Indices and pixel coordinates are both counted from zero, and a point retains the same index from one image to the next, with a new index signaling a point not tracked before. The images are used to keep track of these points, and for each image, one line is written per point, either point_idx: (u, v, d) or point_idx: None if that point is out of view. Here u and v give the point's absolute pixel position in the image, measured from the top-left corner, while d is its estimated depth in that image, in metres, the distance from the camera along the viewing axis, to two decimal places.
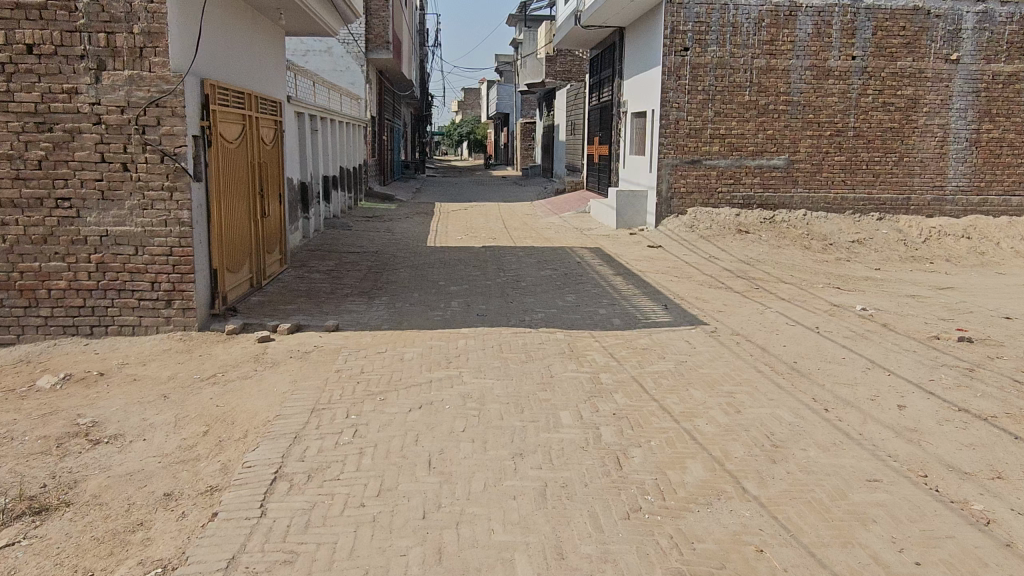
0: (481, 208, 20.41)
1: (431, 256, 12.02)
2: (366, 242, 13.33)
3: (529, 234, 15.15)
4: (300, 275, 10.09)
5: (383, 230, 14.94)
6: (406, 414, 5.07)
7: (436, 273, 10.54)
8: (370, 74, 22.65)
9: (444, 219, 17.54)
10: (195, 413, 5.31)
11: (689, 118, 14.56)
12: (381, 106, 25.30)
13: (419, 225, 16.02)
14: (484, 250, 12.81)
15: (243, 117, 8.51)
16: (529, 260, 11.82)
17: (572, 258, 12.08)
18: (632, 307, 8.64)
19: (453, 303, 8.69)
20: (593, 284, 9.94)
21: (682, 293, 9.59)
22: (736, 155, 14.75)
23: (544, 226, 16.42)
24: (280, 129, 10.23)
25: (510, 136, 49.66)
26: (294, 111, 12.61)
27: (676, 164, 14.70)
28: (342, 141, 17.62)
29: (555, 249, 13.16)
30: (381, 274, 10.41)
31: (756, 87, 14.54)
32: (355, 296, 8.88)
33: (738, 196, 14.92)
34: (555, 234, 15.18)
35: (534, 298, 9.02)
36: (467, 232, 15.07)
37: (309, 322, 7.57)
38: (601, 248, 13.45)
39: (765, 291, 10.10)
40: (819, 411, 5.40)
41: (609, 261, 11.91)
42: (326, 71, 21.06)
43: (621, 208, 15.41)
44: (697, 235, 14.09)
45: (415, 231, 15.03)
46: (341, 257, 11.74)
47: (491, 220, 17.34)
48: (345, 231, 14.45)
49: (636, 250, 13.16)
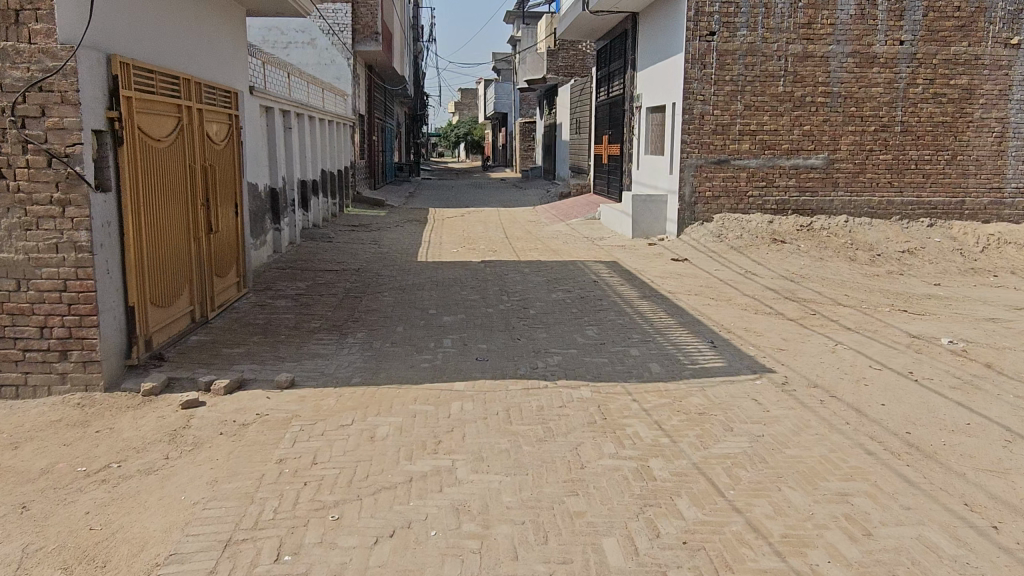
0: (479, 214, 18.64)
1: (421, 275, 10.24)
2: (346, 258, 11.55)
3: (534, 245, 13.36)
4: (261, 303, 8.31)
5: (369, 242, 13.15)
6: (369, 554, 3.30)
7: (426, 299, 8.76)
8: (358, 69, 20.91)
9: (438, 227, 15.76)
10: (56, 543, 3.54)
11: (716, 112, 12.80)
12: (371, 104, 23.53)
13: (410, 235, 14.25)
14: (484, 267, 11.05)
15: (179, 108, 6.72)
16: (537, 280, 10.06)
17: (587, 276, 10.33)
18: (671, 344, 6.89)
19: (445, 341, 6.92)
20: (617, 312, 8.19)
21: (728, 323, 7.83)
22: (769, 154, 12.99)
23: (551, 235, 14.65)
24: (235, 126, 8.45)
25: (508, 137, 47.93)
26: (262, 106, 10.80)
27: (701, 164, 12.93)
28: (324, 142, 15.83)
29: (566, 263, 11.38)
30: (359, 300, 8.63)
31: (792, 77, 12.80)
32: (323, 332, 7.11)
33: (770, 200, 13.16)
34: (563, 245, 13.41)
35: (547, 333, 7.26)
36: (464, 243, 13.29)
37: (257, 374, 5.79)
38: (618, 262, 11.68)
39: (825, 319, 8.32)
40: (986, 531, 3.63)
41: (630, 279, 10.15)
42: (309, 65, 19.27)
43: (638, 214, 13.64)
44: (726, 246, 12.34)
45: (405, 243, 13.24)
46: (314, 277, 9.95)
47: (490, 229, 15.58)
48: (325, 244, 12.66)
49: (659, 264, 11.41)
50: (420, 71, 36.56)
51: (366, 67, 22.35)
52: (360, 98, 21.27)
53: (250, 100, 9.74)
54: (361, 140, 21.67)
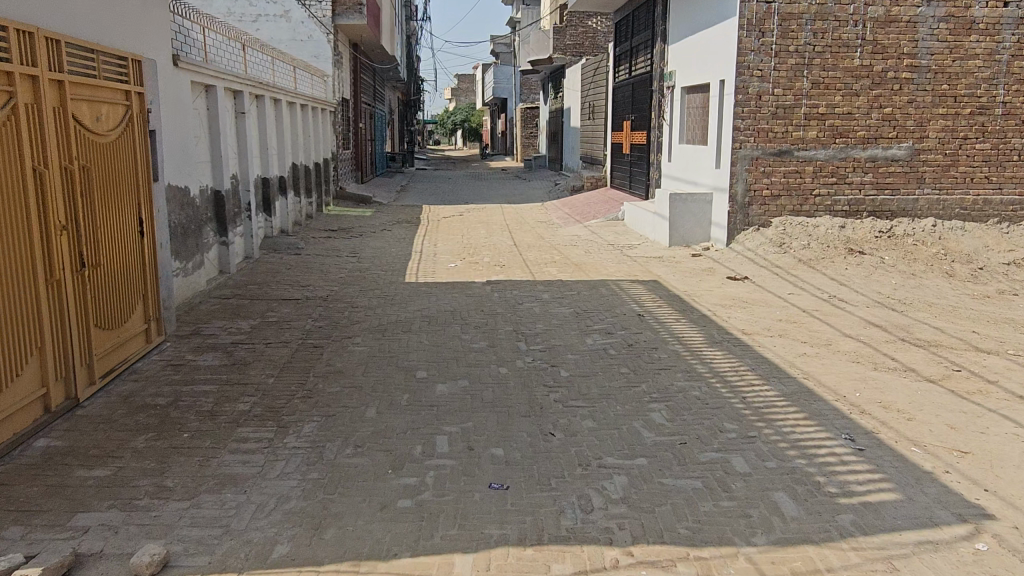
0: (480, 213, 16.11)
1: (408, 306, 7.74)
2: (314, 278, 9.05)
3: (551, 256, 10.87)
4: (176, 363, 5.82)
5: (346, 254, 10.65)
6: None
7: (412, 349, 6.27)
8: (341, 47, 18.30)
9: (433, 231, 13.23)
10: None
11: (777, 91, 10.27)
12: (358, 87, 20.95)
13: (398, 243, 11.75)
14: (489, 291, 8.55)
15: (7, 76, 4.15)
16: (561, 313, 7.57)
17: (627, 305, 7.85)
18: (789, 444, 4.42)
19: (438, 442, 4.45)
20: (685, 373, 5.70)
21: (852, 394, 5.36)
22: (840, 143, 10.50)
23: (569, 241, 12.16)
24: (138, 107, 5.91)
25: (508, 124, 45.30)
26: (201, 84, 8.25)
27: (757, 156, 10.42)
28: (296, 130, 13.28)
29: (593, 285, 8.89)
30: (318, 354, 6.13)
31: (870, 47, 10.29)
32: (250, 425, 4.63)
33: (842, 200, 10.67)
34: (585, 256, 10.90)
35: (594, 422, 4.78)
36: (463, 255, 10.79)
37: (108, 539, 3.32)
38: (660, 281, 9.19)
39: (980, 379, 5.83)
40: None
41: (683, 311, 7.67)
42: (282, 41, 16.78)
43: (676, 217, 11.12)
44: (793, 259, 9.85)
45: (390, 254, 10.73)
46: (264, 312, 7.47)
47: (495, 233, 13.07)
48: (290, 259, 10.15)
49: (713, 286, 8.91)
50: (412, 53, 33.83)
51: (351, 46, 19.78)
52: (343, 80, 18.72)
53: (176, 75, 7.21)
54: (344, 128, 19.11)
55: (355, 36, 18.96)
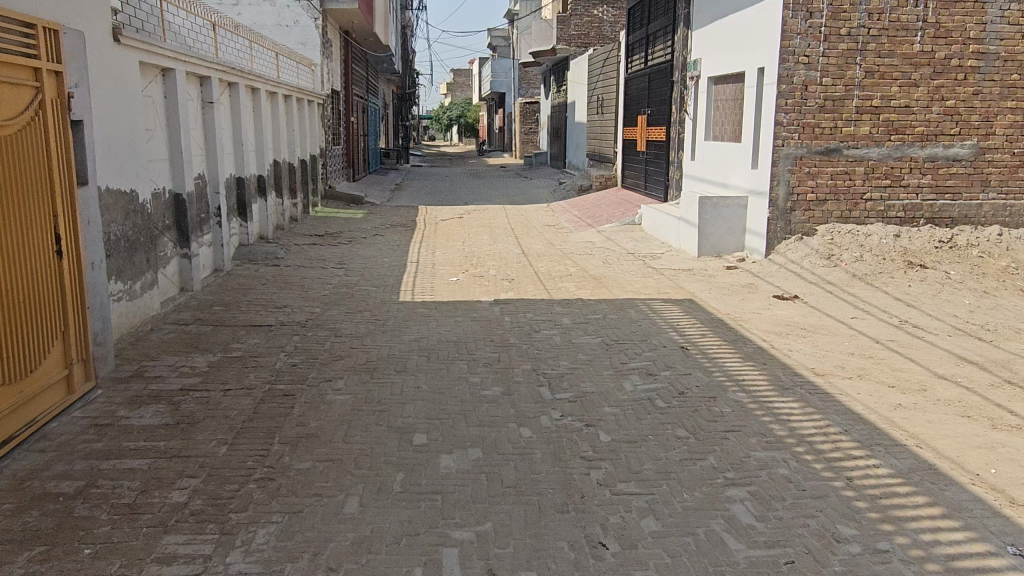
0: (482, 215, 14.80)
1: (403, 336, 6.43)
2: (292, 296, 7.73)
3: (565, 267, 9.58)
4: (102, 422, 4.50)
5: (332, 265, 9.33)
6: None
7: (409, 401, 4.96)
8: (331, 34, 16.96)
9: (430, 237, 11.92)
10: None
11: (825, 81, 9.00)
12: (350, 79, 19.57)
13: (390, 252, 10.43)
14: (498, 314, 7.25)
15: None
16: (587, 345, 6.27)
17: (664, 334, 6.56)
18: (942, 566, 3.12)
19: (444, 561, 3.14)
20: (761, 437, 4.41)
21: (988, 470, 4.06)
22: (896, 141, 9.22)
23: (583, 249, 10.86)
24: (54, 91, 4.59)
25: (507, 121, 43.98)
26: (156, 68, 6.91)
27: (802, 154, 9.13)
28: (279, 123, 11.95)
29: (620, 305, 7.58)
30: (287, 407, 4.81)
31: (932, 31, 9.00)
32: (183, 530, 3.32)
33: (896, 205, 9.39)
34: (604, 267, 9.62)
35: (657, 522, 3.49)
36: (466, 267, 9.49)
37: None
38: (696, 300, 7.90)
39: None
40: None
41: (734, 341, 6.38)
42: (268, 28, 15.44)
43: (706, 223, 9.83)
44: (845, 273, 8.57)
45: (382, 266, 9.41)
46: (228, 343, 6.15)
47: (499, 239, 11.77)
48: (266, 272, 8.82)
49: (760, 306, 7.62)
50: (408, 45, 32.45)
51: (342, 34, 18.40)
52: (334, 71, 17.37)
53: (117, 53, 5.89)
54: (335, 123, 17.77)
55: (346, 23, 17.59)
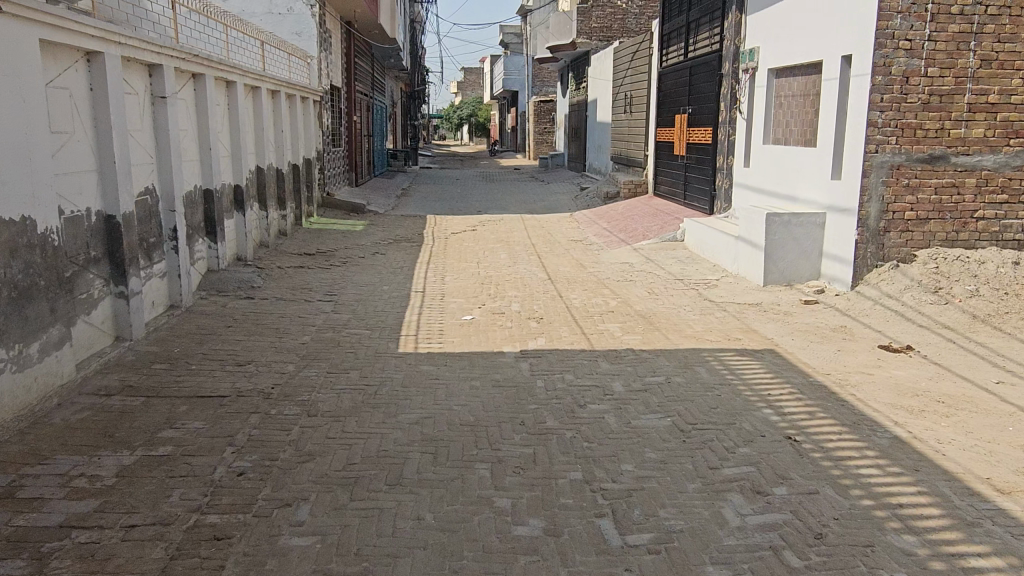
0: (497, 227, 13.07)
1: (399, 415, 4.70)
2: (262, 345, 6.02)
3: (604, 298, 7.85)
4: None
5: (317, 297, 7.61)
6: None
7: (401, 553, 3.22)
8: (329, 23, 15.22)
9: (438, 256, 10.20)
10: None
11: (930, 71, 7.21)
12: (352, 75, 17.84)
13: (390, 278, 8.70)
14: (526, 375, 5.50)
15: None
16: (654, 432, 4.53)
17: (756, 413, 4.81)
18: None
19: None
20: None
21: None
22: (1017, 145, 7.39)
23: (621, 273, 9.12)
24: None
25: (519, 120, 42.24)
26: (74, 50, 5.21)
27: (899, 162, 7.34)
28: (264, 123, 10.24)
29: (683, 360, 5.83)
30: (213, 569, 3.08)
31: None
32: None
33: (1014, 225, 7.55)
34: (651, 298, 7.88)
35: None
36: (481, 298, 7.76)
37: None
38: (779, 352, 6.13)
39: None
40: None
41: (856, 426, 4.62)
42: (257, 15, 13.67)
43: (774, 245, 8.06)
44: (962, 312, 6.77)
45: (378, 299, 7.68)
46: (158, 428, 4.44)
47: (519, 259, 10.03)
48: (234, 307, 7.10)
49: (865, 362, 5.87)
50: (417, 40, 30.73)
51: (343, 24, 16.68)
52: (333, 65, 15.66)
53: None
54: (334, 122, 16.05)
55: (347, 11, 15.85)
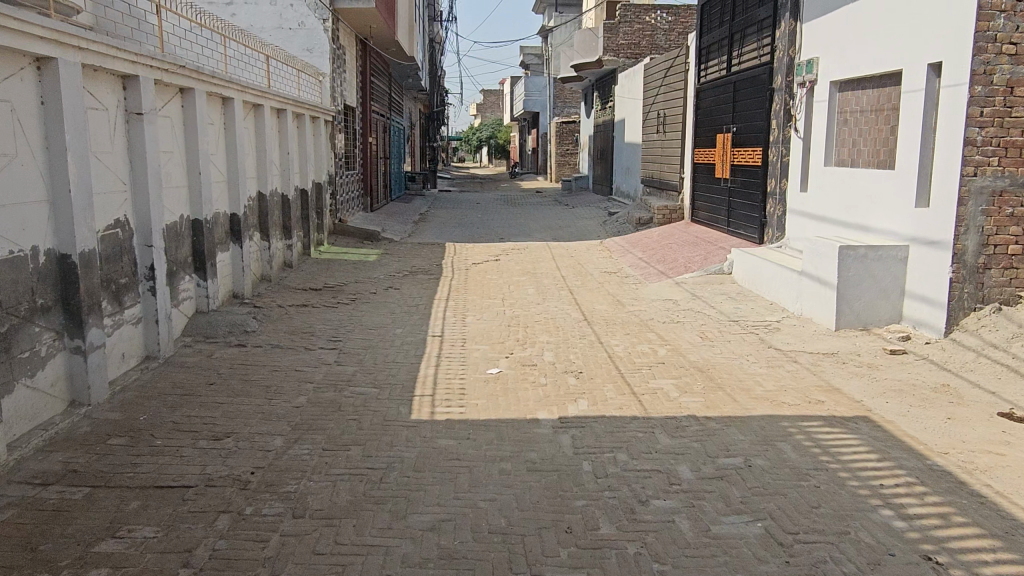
0: (522, 257, 12.05)
1: (410, 518, 3.63)
2: (248, 409, 5.00)
3: (650, 345, 6.78)
4: None
5: (319, 343, 6.60)
6: None
7: None
8: (345, 40, 14.41)
9: (459, 291, 9.19)
10: None
11: None
12: (368, 95, 17.01)
13: (404, 318, 7.68)
14: (569, 454, 4.42)
15: None
16: (744, 546, 3.42)
17: (873, 516, 3.69)
18: None
19: None
20: None
21: None
22: None
23: (665, 313, 8.04)
24: None
25: (540, 142, 41.42)
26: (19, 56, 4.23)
27: (1004, 187, 6.21)
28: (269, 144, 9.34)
29: (761, 434, 4.72)
30: None
31: None
32: None
33: None
34: (706, 345, 6.78)
35: None
36: (509, 345, 6.71)
37: None
38: (875, 420, 5.00)
39: None
40: None
41: (1012, 540, 3.48)
42: (268, 30, 12.92)
43: (848, 283, 6.95)
44: None
45: (390, 345, 6.65)
46: (96, 538, 3.41)
47: (548, 295, 8.99)
48: (222, 357, 6.09)
49: (987, 436, 4.72)
50: (437, 61, 30.08)
51: (360, 41, 15.91)
52: (349, 84, 14.82)
53: None
54: (348, 144, 15.19)
55: (364, 28, 15.02)
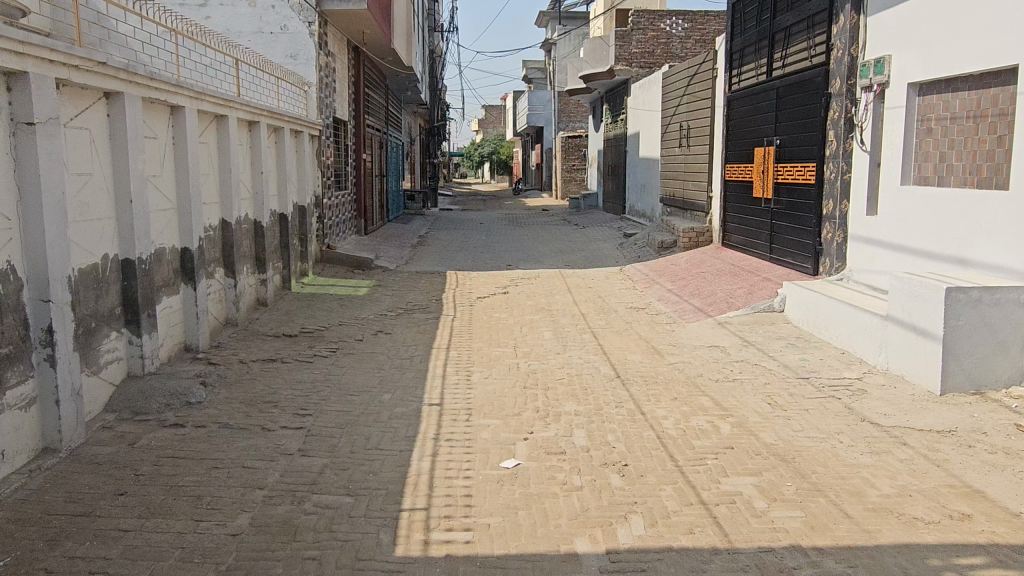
0: (533, 288, 10.58)
1: None
2: (164, 544, 3.48)
3: (708, 417, 5.29)
4: None
5: (283, 419, 5.11)
6: None
7: None
8: (334, 47, 13.03)
9: (462, 335, 7.71)
10: None
11: None
12: (362, 107, 15.60)
13: (395, 377, 6.20)
14: None
15: None
16: None
17: None
18: None
19: None
20: None
21: None
22: None
23: (716, 367, 6.54)
24: None
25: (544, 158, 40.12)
26: None
27: None
28: (237, 162, 7.88)
29: None
30: None
31: None
32: None
33: None
34: (779, 416, 5.28)
35: None
36: (527, 419, 5.23)
37: None
38: None
39: None
40: None
41: None
42: (245, 34, 11.48)
43: (958, 335, 5.46)
44: None
45: (373, 421, 5.17)
46: None
47: (569, 340, 7.51)
48: (147, 444, 4.60)
49: None
50: (436, 73, 28.79)
51: (352, 47, 14.51)
52: (339, 95, 13.41)
53: None
54: (338, 161, 13.74)
55: (355, 33, 13.59)
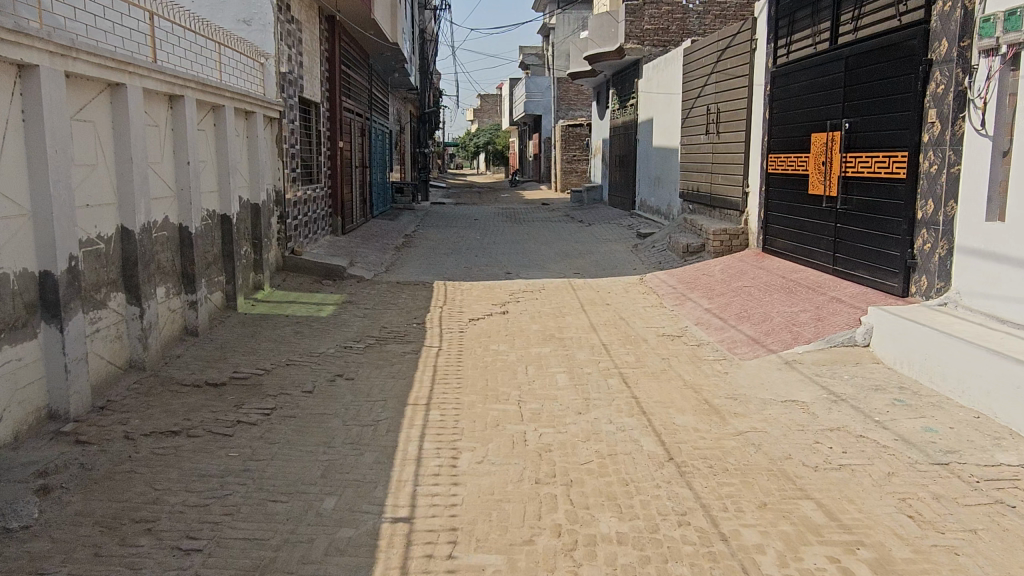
0: (538, 305, 8.65)
1: None
2: None
3: (828, 550, 3.37)
4: None
5: (154, 562, 3.16)
6: None
7: None
8: (302, 13, 11.01)
9: (448, 382, 5.78)
10: None
11: None
12: (339, 88, 13.59)
13: (346, 462, 4.25)
14: None
15: None
16: None
17: None
18: None
19: None
20: None
21: None
22: None
23: (805, 440, 4.62)
24: None
25: (543, 148, 38.10)
26: None
27: None
28: (149, 148, 5.88)
29: None
30: None
31: None
32: None
33: None
34: (939, 549, 3.36)
35: None
36: (545, 556, 3.30)
37: None
38: None
39: None
40: None
41: None
42: None
43: None
44: None
45: (298, 564, 3.21)
46: None
47: (592, 391, 5.58)
48: None
49: None
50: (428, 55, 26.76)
51: (325, 15, 12.47)
52: (308, 71, 11.40)
53: None
54: (308, 149, 11.74)
55: None
